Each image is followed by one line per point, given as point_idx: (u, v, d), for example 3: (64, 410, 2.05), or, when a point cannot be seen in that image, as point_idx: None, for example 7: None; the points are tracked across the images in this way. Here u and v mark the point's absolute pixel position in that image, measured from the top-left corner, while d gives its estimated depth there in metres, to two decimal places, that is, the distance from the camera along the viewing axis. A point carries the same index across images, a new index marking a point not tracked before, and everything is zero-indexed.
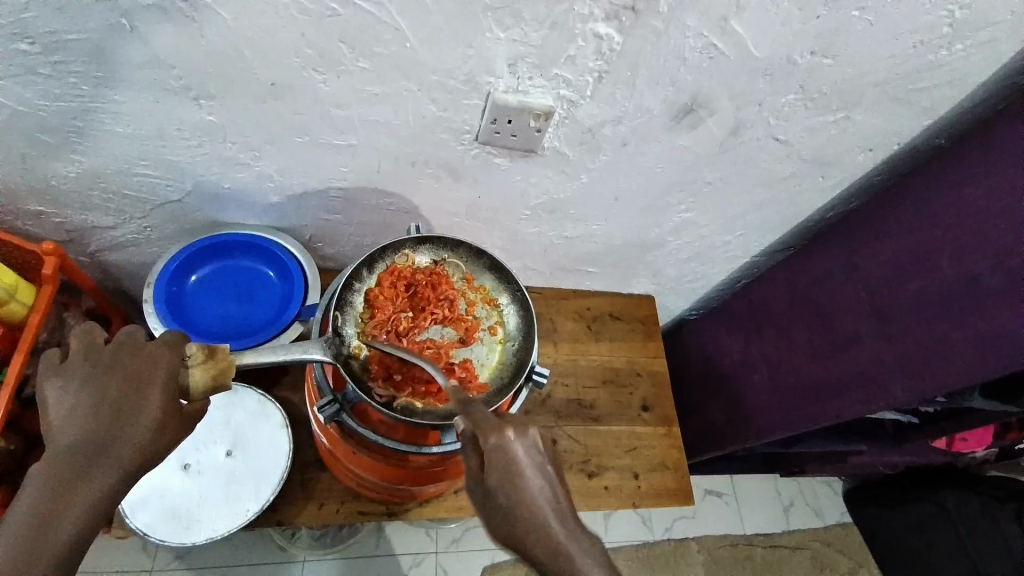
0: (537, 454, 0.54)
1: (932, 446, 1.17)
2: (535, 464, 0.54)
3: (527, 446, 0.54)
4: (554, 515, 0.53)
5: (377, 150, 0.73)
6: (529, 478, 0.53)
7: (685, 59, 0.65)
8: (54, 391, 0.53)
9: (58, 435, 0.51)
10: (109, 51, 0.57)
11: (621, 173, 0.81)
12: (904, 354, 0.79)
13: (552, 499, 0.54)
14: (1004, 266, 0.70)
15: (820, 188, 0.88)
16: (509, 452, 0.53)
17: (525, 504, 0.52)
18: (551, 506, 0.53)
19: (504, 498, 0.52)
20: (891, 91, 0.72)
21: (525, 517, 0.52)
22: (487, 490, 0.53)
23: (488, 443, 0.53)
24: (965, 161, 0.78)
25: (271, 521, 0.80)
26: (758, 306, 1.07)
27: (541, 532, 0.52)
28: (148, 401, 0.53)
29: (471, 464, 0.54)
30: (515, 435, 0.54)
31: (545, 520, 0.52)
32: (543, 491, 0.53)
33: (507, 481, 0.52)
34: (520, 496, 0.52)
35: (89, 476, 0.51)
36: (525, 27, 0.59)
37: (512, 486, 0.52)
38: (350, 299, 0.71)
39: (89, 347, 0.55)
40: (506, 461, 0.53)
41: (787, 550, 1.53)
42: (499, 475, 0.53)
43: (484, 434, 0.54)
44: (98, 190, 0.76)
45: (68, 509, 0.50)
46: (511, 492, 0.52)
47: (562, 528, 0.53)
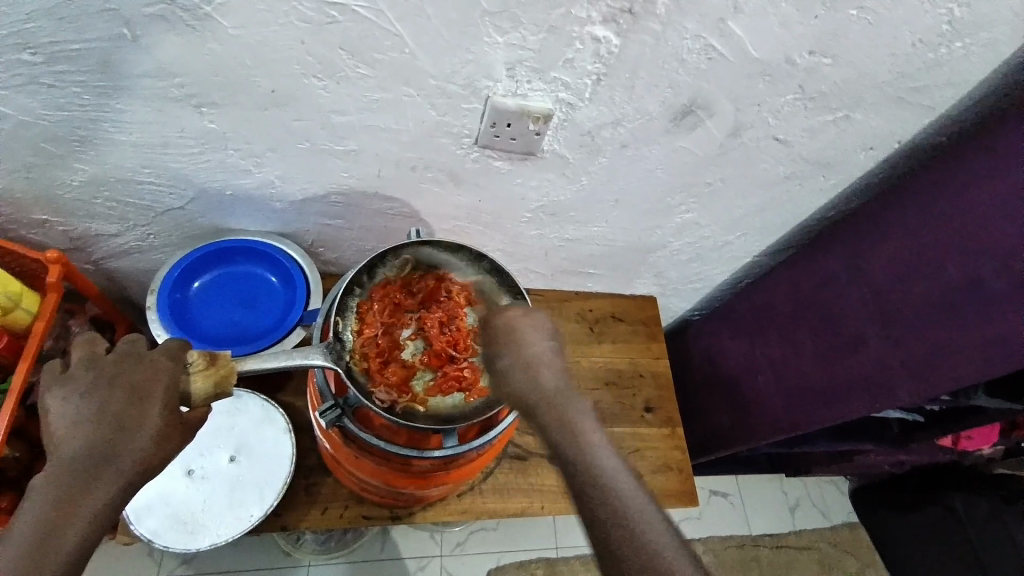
0: (542, 329, 0.64)
1: (938, 444, 1.16)
2: (540, 333, 0.64)
3: (531, 322, 0.64)
4: (553, 373, 0.62)
5: (377, 155, 0.73)
6: (534, 345, 0.63)
7: (684, 62, 0.65)
8: (57, 403, 0.53)
9: (61, 447, 0.52)
10: (110, 60, 0.58)
11: (621, 175, 0.81)
12: (909, 355, 0.79)
13: (554, 362, 0.63)
14: (1009, 267, 0.70)
15: (821, 188, 0.88)
16: (516, 325, 0.64)
17: (528, 365, 0.62)
18: (552, 368, 0.62)
19: (509, 359, 0.63)
20: (892, 90, 0.72)
21: (530, 374, 0.62)
22: (495, 355, 0.64)
23: (497, 319, 0.65)
24: (967, 160, 0.77)
25: (276, 526, 0.81)
26: (761, 306, 1.07)
27: (543, 386, 0.61)
28: (149, 411, 0.54)
29: (482, 338, 0.66)
30: (521, 313, 0.65)
31: (544, 378, 0.62)
32: (548, 353, 0.63)
33: (512, 347, 0.63)
34: (524, 359, 0.62)
35: (91, 487, 0.51)
36: (523, 31, 0.59)
37: (516, 350, 0.63)
38: (352, 304, 0.72)
39: (91, 359, 0.56)
40: (510, 330, 0.64)
41: (793, 551, 1.53)
42: (505, 340, 0.63)
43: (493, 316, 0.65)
44: (101, 199, 0.76)
45: (69, 522, 0.50)
46: (517, 357, 0.62)
47: (560, 387, 0.62)
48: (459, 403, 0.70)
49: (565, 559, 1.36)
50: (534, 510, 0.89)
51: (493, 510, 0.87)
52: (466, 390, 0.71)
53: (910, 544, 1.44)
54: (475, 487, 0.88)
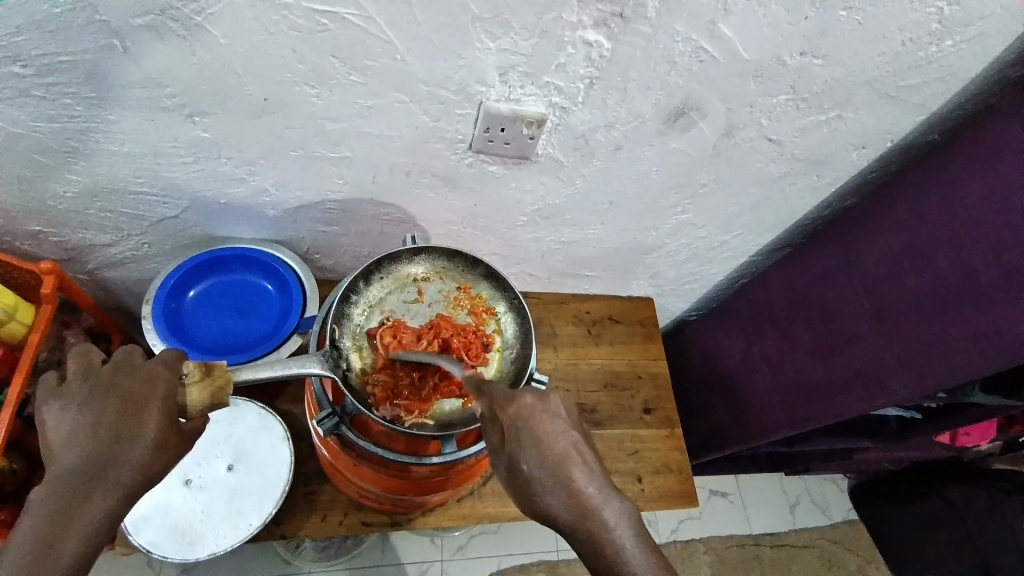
0: (559, 420, 0.58)
1: (936, 441, 1.17)
2: (561, 424, 0.58)
3: (549, 412, 0.59)
4: (581, 471, 0.57)
5: (370, 161, 0.73)
6: (554, 440, 0.57)
7: (675, 64, 0.65)
8: (53, 414, 0.53)
9: (58, 459, 0.51)
10: (101, 71, 0.57)
11: (615, 177, 0.82)
12: (904, 350, 0.79)
13: (580, 459, 0.57)
14: (1001, 260, 0.71)
15: (815, 187, 0.89)
16: (533, 418, 0.58)
17: (553, 465, 0.56)
18: (580, 464, 0.57)
19: (529, 461, 0.56)
20: (883, 89, 0.72)
21: (556, 477, 0.56)
22: (513, 455, 0.57)
23: (508, 410, 0.58)
24: (958, 158, 0.78)
25: (275, 535, 0.80)
26: (757, 305, 1.07)
27: (573, 490, 0.56)
28: (145, 422, 0.54)
29: (493, 436, 0.59)
30: (537, 400, 0.59)
31: (574, 477, 0.56)
32: (571, 449, 0.57)
33: (533, 445, 0.56)
34: (549, 457, 0.56)
35: (90, 498, 0.51)
36: (514, 36, 0.59)
37: (538, 448, 0.56)
38: (348, 311, 0.72)
39: (86, 369, 0.55)
40: (528, 422, 0.57)
41: (794, 549, 1.53)
42: (522, 436, 0.57)
43: (504, 403, 0.58)
44: (95, 209, 0.76)
45: (68, 534, 0.50)
46: (538, 455, 0.56)
47: (590, 486, 0.56)
48: (457, 409, 0.72)
49: (567, 562, 1.36)
50: None
51: (494, 513, 0.87)
52: (465, 397, 0.72)
53: (908, 536, 1.45)
54: (475, 492, 0.88)
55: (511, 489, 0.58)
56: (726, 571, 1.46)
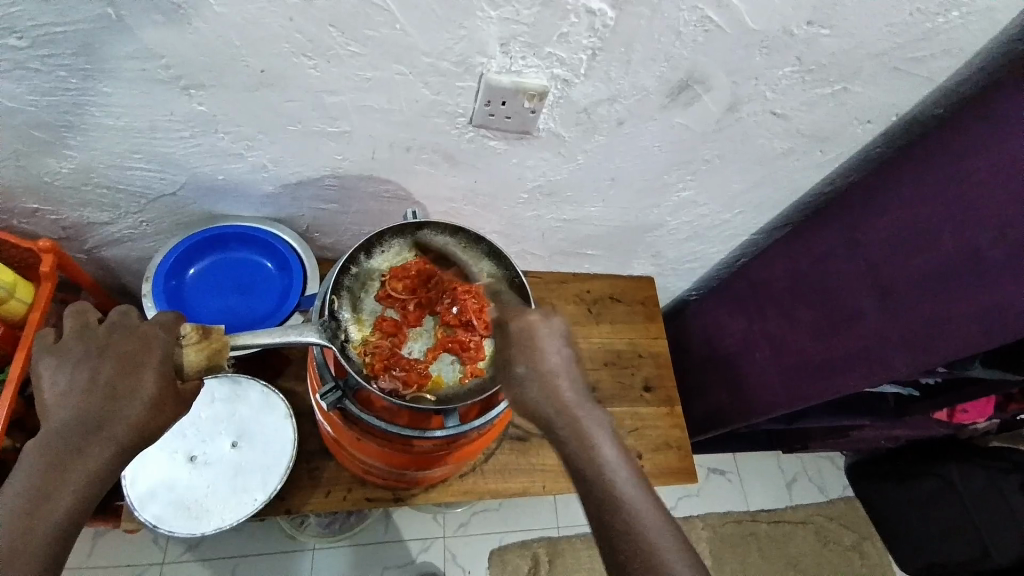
0: (559, 334, 0.61)
1: (934, 418, 1.18)
2: (555, 340, 0.60)
3: (550, 330, 0.61)
4: (569, 385, 0.59)
5: (370, 136, 0.72)
6: (549, 352, 0.59)
7: (680, 34, 0.64)
8: (48, 372, 0.53)
9: (53, 414, 0.51)
10: (94, 43, 0.56)
11: (617, 153, 0.81)
12: (906, 327, 0.79)
13: (570, 374, 0.59)
14: (1005, 237, 0.70)
15: (818, 163, 0.88)
16: (531, 333, 0.60)
17: (542, 376, 0.58)
18: (568, 378, 0.59)
19: (523, 368, 0.59)
20: (890, 61, 0.71)
21: (545, 385, 0.58)
22: (509, 363, 0.60)
23: (513, 319, 0.62)
24: (966, 133, 0.77)
25: (279, 510, 0.81)
26: (759, 283, 1.07)
27: (558, 397, 0.58)
28: (142, 380, 0.53)
29: (497, 345, 0.63)
30: (538, 317, 0.61)
31: (561, 387, 0.58)
32: (563, 364, 0.59)
33: (526, 357, 0.59)
34: (539, 369, 0.59)
35: (84, 453, 0.51)
36: (517, 5, 0.58)
37: (532, 357, 0.59)
38: (349, 284, 0.72)
39: (82, 329, 0.55)
40: (526, 337, 0.60)
41: (791, 525, 1.54)
42: (519, 352, 0.60)
43: (507, 320, 0.62)
44: (92, 186, 0.75)
45: (60, 487, 0.50)
46: (530, 365, 0.59)
47: (575, 397, 0.58)
48: (455, 385, 0.71)
49: (567, 538, 1.38)
50: (535, 489, 0.89)
51: (495, 489, 0.88)
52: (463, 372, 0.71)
53: (907, 517, 1.49)
54: (477, 468, 0.89)
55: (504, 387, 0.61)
56: (724, 547, 1.49)
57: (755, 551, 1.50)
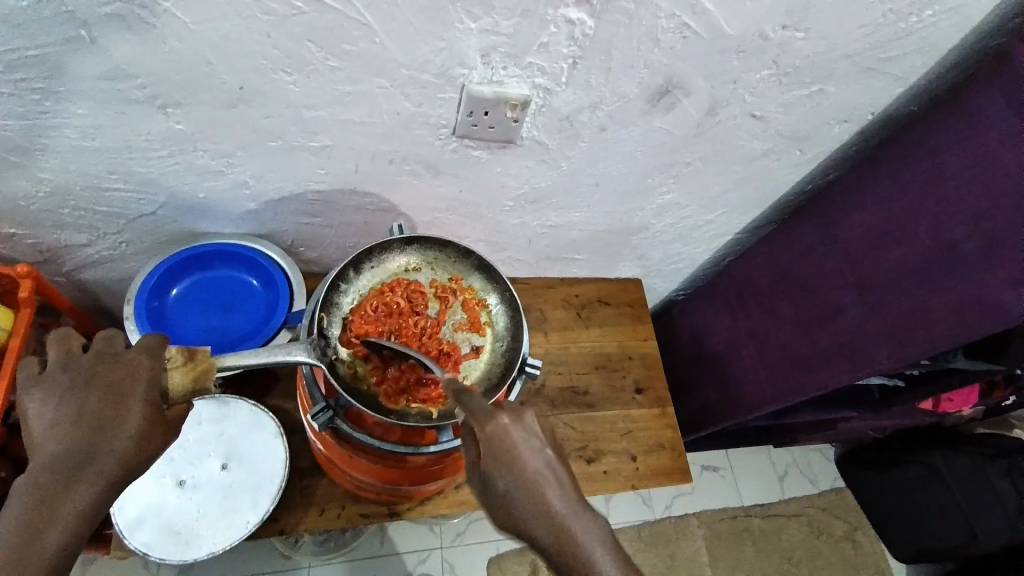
0: (535, 432, 0.55)
1: (919, 408, 1.20)
2: (533, 443, 0.54)
3: (524, 431, 0.54)
4: (557, 489, 0.52)
5: (353, 149, 0.72)
6: (529, 459, 0.53)
7: (658, 41, 0.64)
8: (35, 403, 0.51)
9: (42, 448, 0.50)
10: (65, 63, 0.55)
11: (600, 159, 0.81)
12: (887, 321, 0.81)
13: (557, 482, 0.53)
14: (981, 230, 0.72)
15: (798, 162, 0.89)
16: (508, 435, 0.53)
17: (528, 486, 0.52)
18: (553, 485, 0.53)
19: (503, 483, 0.52)
20: (864, 61, 0.73)
21: (530, 497, 0.52)
22: (488, 473, 0.53)
23: (488, 424, 0.54)
24: (939, 128, 0.78)
25: (272, 530, 0.80)
26: (743, 281, 1.08)
27: (547, 513, 0.51)
28: (130, 409, 0.52)
29: (471, 452, 0.55)
30: (511, 419, 0.54)
31: (548, 499, 0.52)
32: (545, 468, 0.53)
33: (506, 469, 0.52)
34: (523, 481, 0.52)
35: (74, 486, 0.49)
36: (495, 16, 0.58)
37: (513, 468, 0.52)
38: (338, 299, 0.71)
39: (66, 358, 0.54)
40: (502, 439, 0.53)
41: (784, 518, 1.56)
42: (497, 461, 0.53)
43: (479, 423, 0.54)
44: (68, 209, 0.73)
45: (51, 525, 0.48)
46: (512, 476, 0.52)
47: (564, 507, 0.52)
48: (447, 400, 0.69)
49: None
50: None
51: None
52: (454, 388, 0.70)
53: (890, 501, 1.51)
54: None
55: (484, 508, 0.53)
56: (720, 543, 1.50)
57: (750, 547, 1.51)
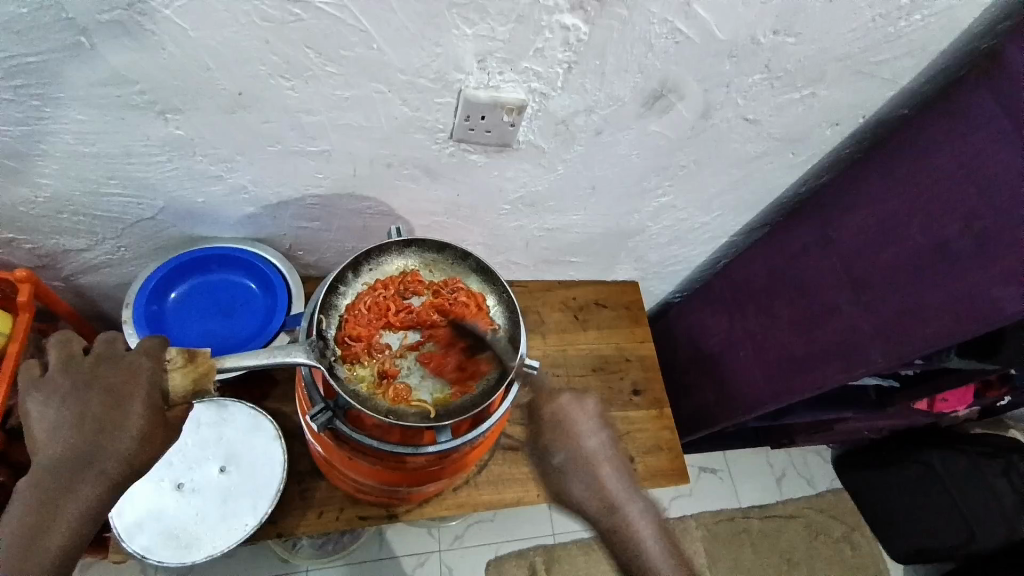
0: (592, 420, 0.75)
1: (915, 408, 1.21)
2: (593, 427, 0.75)
3: (586, 415, 0.75)
4: (607, 468, 0.73)
5: (351, 153, 0.72)
6: (584, 440, 0.74)
7: (652, 46, 0.65)
8: (35, 407, 0.51)
9: (43, 451, 0.50)
10: (65, 70, 0.56)
11: (596, 162, 0.82)
12: (881, 320, 0.82)
13: (607, 458, 0.74)
14: (971, 229, 0.72)
15: (791, 165, 0.90)
16: (566, 417, 0.75)
17: (584, 462, 0.73)
18: (606, 464, 0.73)
19: (561, 456, 0.74)
20: (854, 65, 0.74)
21: (586, 471, 0.73)
22: (547, 449, 0.75)
23: (548, 404, 0.76)
24: (929, 130, 0.79)
25: (271, 533, 0.80)
26: (739, 283, 1.09)
27: (601, 486, 0.72)
28: (131, 411, 0.52)
29: (533, 432, 0.76)
30: (572, 400, 0.76)
31: (601, 473, 0.73)
32: (600, 448, 0.74)
33: (565, 442, 0.74)
34: (579, 455, 0.73)
35: (75, 488, 0.50)
36: (491, 22, 0.59)
37: (572, 443, 0.74)
38: (336, 301, 0.72)
39: (67, 359, 0.53)
40: (561, 423, 0.75)
41: (782, 519, 1.56)
42: (555, 439, 0.74)
43: (543, 404, 0.76)
44: (67, 214, 0.74)
45: (54, 524, 0.49)
46: (570, 451, 0.73)
47: (616, 485, 0.73)
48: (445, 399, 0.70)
49: (563, 545, 1.38)
50: (530, 498, 0.90)
51: (489, 501, 0.88)
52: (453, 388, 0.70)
53: (890, 499, 1.52)
54: (470, 481, 0.89)
55: (544, 474, 0.75)
56: (718, 544, 1.50)
57: (748, 549, 1.51)
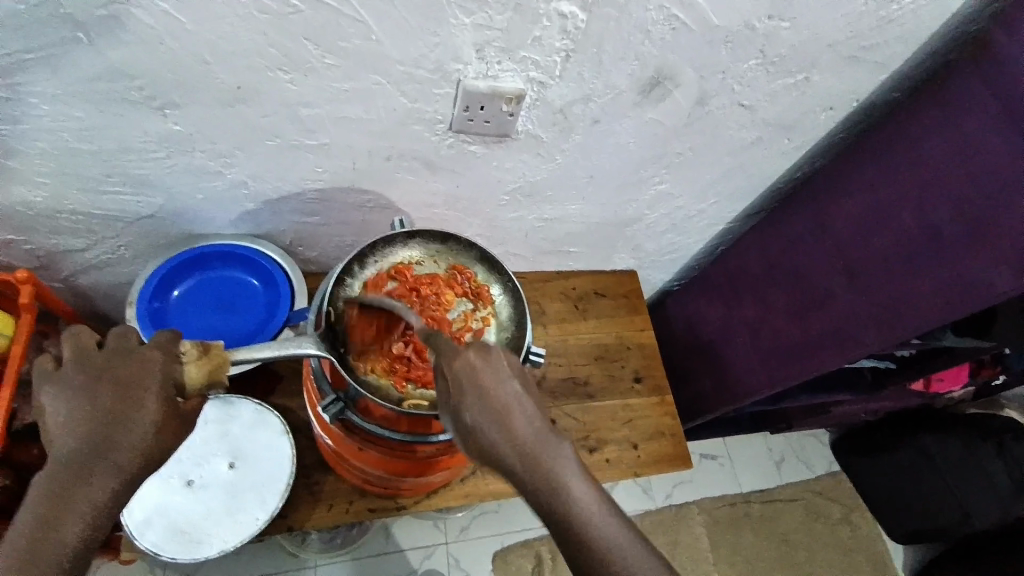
0: (502, 368, 0.56)
1: (911, 388, 1.23)
2: (503, 374, 0.56)
3: (492, 364, 0.56)
4: (523, 418, 0.55)
5: (351, 147, 0.72)
6: (496, 390, 0.55)
7: (648, 33, 0.66)
8: (50, 400, 0.52)
9: (58, 444, 0.50)
10: (64, 67, 0.56)
11: (595, 151, 0.82)
12: (875, 304, 0.83)
13: (524, 409, 0.55)
14: (963, 212, 0.73)
15: (786, 150, 0.91)
16: (473, 370, 0.55)
17: (494, 415, 0.54)
18: (522, 413, 0.55)
19: (472, 414, 0.54)
20: (847, 49, 0.74)
21: (499, 424, 0.54)
22: (458, 410, 0.55)
23: (452, 361, 0.56)
24: (922, 112, 0.79)
25: (280, 527, 0.80)
26: (735, 270, 1.10)
27: (514, 435, 0.54)
28: (144, 404, 0.52)
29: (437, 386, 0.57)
30: (478, 354, 0.56)
31: (515, 426, 0.54)
32: (515, 398, 0.55)
33: (474, 398, 0.54)
34: (492, 410, 0.54)
35: (88, 482, 0.49)
36: (489, 11, 0.59)
37: (479, 398, 0.54)
38: (342, 293, 0.71)
39: (80, 353, 0.53)
40: (469, 377, 0.55)
41: (782, 503, 1.58)
42: (463, 397, 0.54)
43: (445, 359, 0.56)
44: (66, 214, 0.74)
45: (68, 518, 0.48)
46: (482, 409, 0.54)
47: (531, 433, 0.55)
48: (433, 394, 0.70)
49: None
50: None
51: (496, 491, 0.89)
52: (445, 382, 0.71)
53: (888, 488, 1.53)
54: (476, 471, 0.89)
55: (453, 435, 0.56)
56: (720, 529, 1.52)
57: (749, 532, 1.53)
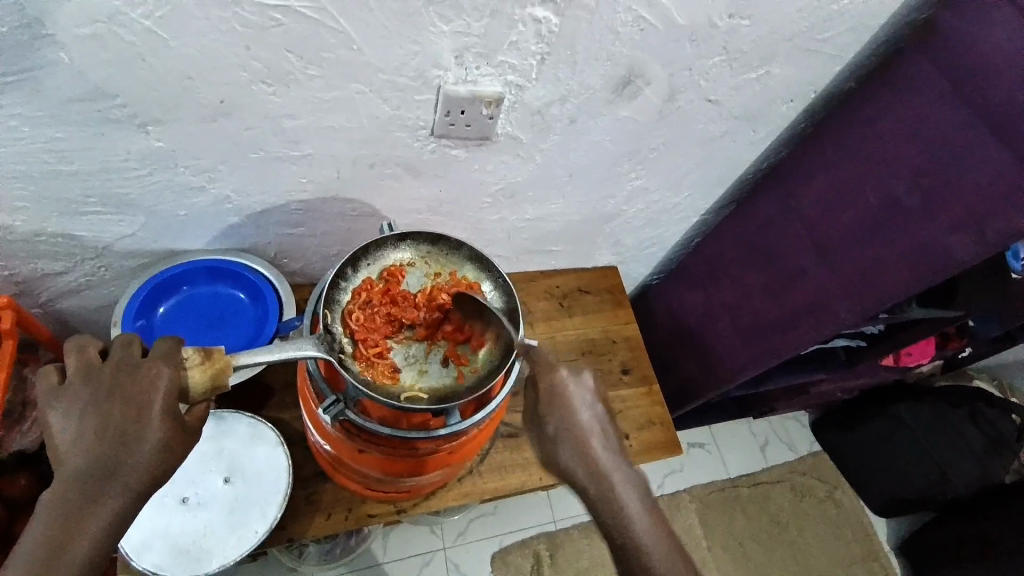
0: (587, 395, 0.71)
1: (882, 364, 1.28)
2: (587, 402, 0.70)
3: (581, 390, 0.71)
4: (600, 442, 0.69)
5: (333, 156, 0.73)
6: (580, 414, 0.69)
7: (618, 34, 0.69)
8: (59, 416, 0.51)
9: (69, 461, 0.50)
10: (44, 87, 0.56)
11: (572, 150, 0.85)
12: (844, 278, 0.88)
13: (601, 432, 0.70)
14: (919, 185, 0.79)
15: (752, 142, 0.95)
16: (565, 391, 0.70)
17: (576, 431, 0.69)
18: (599, 436, 0.69)
19: (556, 425, 0.69)
20: (802, 43, 0.79)
21: (577, 441, 0.68)
22: (545, 421, 0.70)
23: (546, 378, 0.70)
24: (873, 97, 0.84)
25: (281, 539, 0.80)
26: (711, 258, 1.14)
27: (589, 451, 0.68)
28: (153, 419, 0.52)
29: (529, 401, 0.71)
30: (570, 376, 0.71)
31: (592, 445, 0.68)
32: (594, 421, 0.70)
33: (561, 415, 0.69)
34: (575, 427, 0.69)
35: (101, 499, 0.50)
36: (466, 18, 0.61)
37: (567, 415, 0.69)
38: (337, 296, 0.72)
39: (86, 368, 0.53)
40: (559, 398, 0.70)
41: (769, 485, 1.63)
42: (557, 413, 0.69)
43: (543, 375, 0.70)
44: (46, 236, 0.73)
45: (81, 535, 0.49)
46: (565, 423, 0.69)
47: (606, 454, 0.69)
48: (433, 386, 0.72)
49: (565, 530, 1.40)
50: (532, 482, 0.92)
51: (494, 489, 0.90)
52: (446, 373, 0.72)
53: (869, 459, 1.59)
54: (474, 470, 0.90)
55: (538, 446, 0.71)
56: (711, 514, 1.56)
57: (740, 516, 1.57)
